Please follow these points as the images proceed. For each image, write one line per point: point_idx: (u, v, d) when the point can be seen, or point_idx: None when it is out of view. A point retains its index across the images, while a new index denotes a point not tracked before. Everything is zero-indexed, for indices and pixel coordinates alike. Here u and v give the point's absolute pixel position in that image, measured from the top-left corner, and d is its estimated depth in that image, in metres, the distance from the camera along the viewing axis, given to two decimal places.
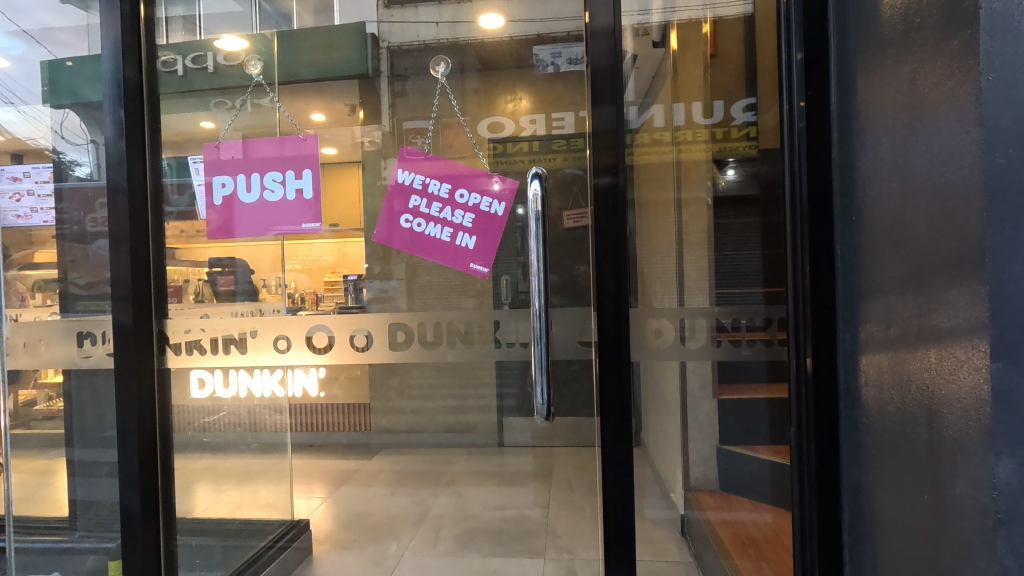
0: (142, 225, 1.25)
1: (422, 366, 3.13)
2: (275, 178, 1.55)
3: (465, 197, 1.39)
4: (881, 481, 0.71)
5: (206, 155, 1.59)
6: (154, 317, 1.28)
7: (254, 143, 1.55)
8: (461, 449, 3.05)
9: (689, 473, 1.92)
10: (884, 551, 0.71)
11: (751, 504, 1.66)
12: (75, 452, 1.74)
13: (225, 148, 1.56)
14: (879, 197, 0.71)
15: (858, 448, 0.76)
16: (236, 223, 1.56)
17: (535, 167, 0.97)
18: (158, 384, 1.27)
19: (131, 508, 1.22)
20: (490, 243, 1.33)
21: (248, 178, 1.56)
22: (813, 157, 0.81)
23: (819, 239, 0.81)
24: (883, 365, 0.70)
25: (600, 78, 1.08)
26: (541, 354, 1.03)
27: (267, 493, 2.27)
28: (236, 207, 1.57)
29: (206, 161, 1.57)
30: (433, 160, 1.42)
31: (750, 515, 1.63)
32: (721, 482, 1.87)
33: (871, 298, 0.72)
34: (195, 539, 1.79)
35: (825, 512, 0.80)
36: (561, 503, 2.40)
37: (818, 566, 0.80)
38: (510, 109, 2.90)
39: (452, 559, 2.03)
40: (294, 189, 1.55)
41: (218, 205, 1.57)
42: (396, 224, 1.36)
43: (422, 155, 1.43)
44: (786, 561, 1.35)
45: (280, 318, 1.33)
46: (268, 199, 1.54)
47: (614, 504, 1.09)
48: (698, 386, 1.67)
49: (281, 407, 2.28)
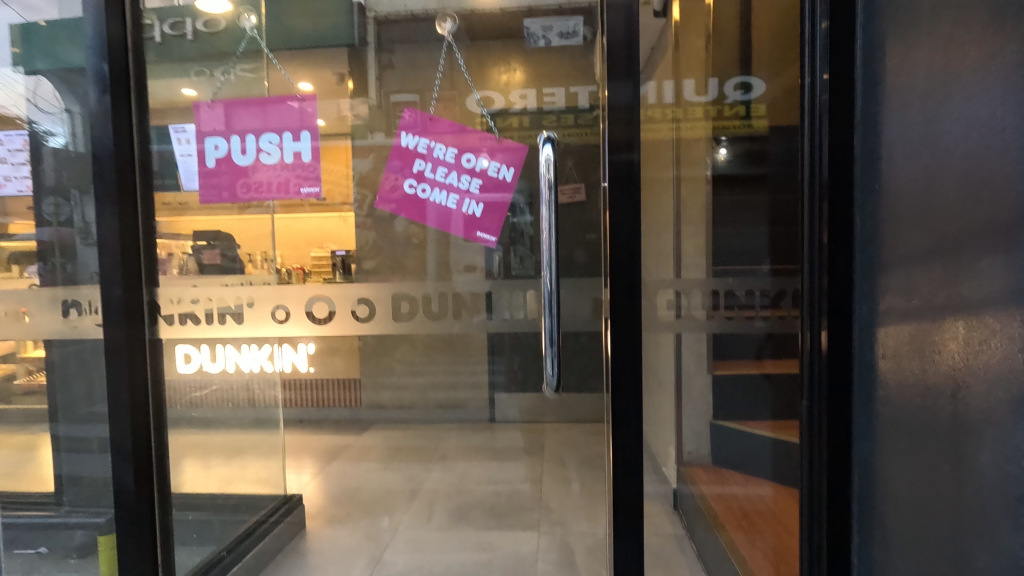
0: (130, 193, 1.20)
1: (412, 342, 3.11)
2: (271, 140, 1.49)
3: (471, 161, 1.33)
4: (896, 454, 0.70)
5: (195, 116, 1.50)
6: (144, 286, 1.22)
7: (248, 104, 1.49)
8: (452, 424, 3.05)
9: (682, 448, 1.94)
10: (896, 523, 0.71)
11: (749, 480, 1.71)
12: (60, 428, 1.69)
13: (208, 112, 1.50)
14: (904, 166, 0.70)
15: (871, 422, 0.75)
16: (231, 187, 1.52)
17: (547, 129, 0.93)
18: (150, 355, 1.23)
19: (124, 482, 1.19)
20: (499, 213, 1.31)
21: (243, 140, 1.49)
22: (841, 124, 0.78)
23: (838, 211, 0.78)
24: (903, 337, 0.69)
25: (616, 50, 1.04)
26: (551, 327, 1.02)
27: (257, 468, 2.24)
28: (231, 170, 1.52)
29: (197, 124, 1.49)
30: (438, 125, 1.39)
31: (746, 490, 1.69)
32: (714, 456, 1.90)
33: (891, 270, 0.71)
34: (188, 513, 1.77)
35: (835, 486, 0.79)
36: (553, 478, 2.41)
37: (826, 538, 0.80)
38: (502, 79, 2.76)
39: (447, 532, 2.04)
40: (291, 151, 1.51)
41: (211, 168, 1.52)
42: (397, 187, 1.34)
43: (427, 121, 1.39)
44: (776, 532, 1.40)
45: (278, 287, 1.29)
46: (264, 161, 1.49)
47: (622, 480, 1.09)
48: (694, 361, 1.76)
49: (274, 381, 2.27)
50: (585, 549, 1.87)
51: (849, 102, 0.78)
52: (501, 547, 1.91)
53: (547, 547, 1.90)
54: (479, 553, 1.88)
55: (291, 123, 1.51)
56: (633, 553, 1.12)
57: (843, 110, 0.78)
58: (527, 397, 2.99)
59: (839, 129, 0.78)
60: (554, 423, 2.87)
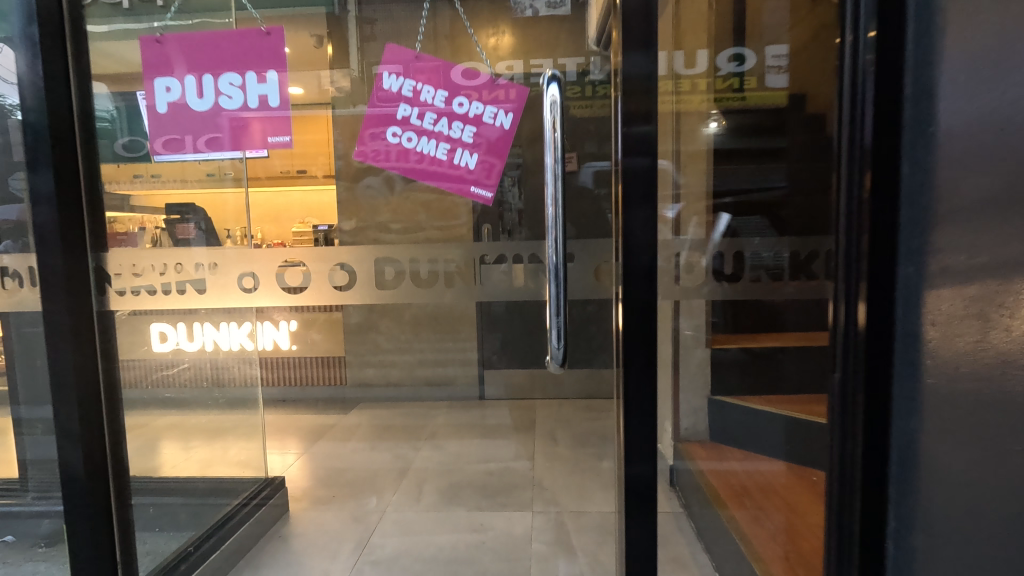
0: (69, 155, 1.07)
1: (399, 319, 3.00)
2: (234, 82, 1.27)
3: (464, 107, 1.24)
4: (945, 429, 0.64)
5: (143, 51, 1.26)
6: (90, 250, 1.12)
7: (208, 36, 1.25)
8: (441, 402, 2.96)
9: (680, 425, 1.89)
10: (941, 503, 0.65)
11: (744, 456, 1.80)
12: (21, 410, 1.58)
13: (156, 48, 1.26)
14: (961, 109, 0.62)
15: (914, 395, 0.68)
16: (186, 137, 1.30)
17: (547, 70, 0.86)
18: (100, 328, 1.12)
19: (76, 471, 1.09)
20: (492, 165, 1.24)
21: (200, 81, 1.27)
22: (888, 74, 0.69)
23: (881, 163, 0.69)
24: (962, 300, 0.61)
25: (632, 13, 0.94)
26: (556, 298, 0.93)
27: (238, 451, 2.11)
28: (187, 117, 1.29)
29: (144, 60, 1.25)
30: (423, 64, 1.28)
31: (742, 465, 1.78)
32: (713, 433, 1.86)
33: (947, 225, 0.63)
34: (159, 498, 1.67)
35: (870, 466, 0.72)
36: (546, 455, 2.35)
37: (859, 523, 0.73)
38: (491, 42, 2.61)
39: (438, 513, 1.96)
40: (256, 96, 1.28)
41: (162, 114, 1.28)
42: (387, 141, 1.25)
43: (411, 59, 1.28)
44: (784, 503, 1.50)
45: (247, 252, 1.16)
46: (225, 107, 1.28)
47: (632, 462, 1.02)
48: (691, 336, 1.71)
49: (251, 359, 2.13)
50: (581, 527, 1.82)
51: (898, 51, 0.69)
52: (494, 527, 1.85)
53: (542, 526, 1.84)
54: (471, 534, 1.81)
55: (255, 60, 1.27)
56: (640, 535, 1.06)
57: (892, 61, 0.69)
58: (517, 373, 2.92)
59: (887, 80, 0.69)
60: (544, 400, 2.80)
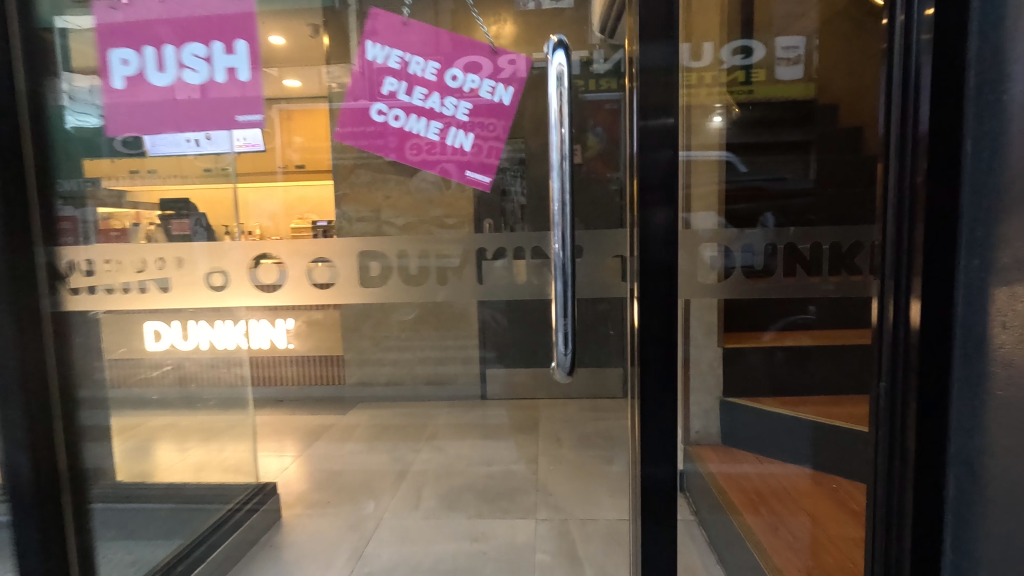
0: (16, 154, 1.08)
1: (399, 316, 2.92)
2: (197, 53, 1.29)
3: (455, 81, 1.39)
4: (1013, 438, 0.60)
5: (95, 16, 1.23)
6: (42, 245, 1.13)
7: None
8: (442, 401, 2.87)
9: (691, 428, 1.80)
10: (1007, 517, 0.61)
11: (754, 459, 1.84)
12: None
13: (114, 12, 1.24)
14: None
15: (976, 402, 0.63)
16: (150, 116, 1.31)
17: (558, 33, 0.81)
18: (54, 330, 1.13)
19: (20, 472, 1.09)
20: (490, 146, 1.48)
21: (161, 52, 1.27)
22: (946, 51, 0.64)
23: (938, 149, 0.65)
24: None
25: None
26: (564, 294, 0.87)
27: (229, 454, 2.05)
28: (148, 89, 1.29)
29: (99, 29, 1.23)
30: (414, 35, 1.42)
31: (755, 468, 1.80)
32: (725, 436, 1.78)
33: (1017, 213, 0.59)
34: (142, 507, 1.59)
35: (921, 479, 0.68)
36: (551, 457, 2.27)
37: (909, 538, 0.69)
38: (492, 31, 2.47)
39: (436, 520, 1.88)
40: (223, 67, 1.31)
41: (119, 89, 1.28)
42: (384, 129, 1.48)
43: (404, 29, 1.42)
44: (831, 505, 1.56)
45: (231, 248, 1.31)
46: (189, 79, 1.29)
47: None
48: (703, 335, 1.63)
49: (240, 359, 2.06)
50: (588, 536, 1.74)
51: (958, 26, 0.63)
52: (495, 536, 1.77)
53: (546, 535, 1.76)
54: (471, 543, 1.73)
55: (223, 28, 1.30)
56: None
57: (950, 36, 0.63)
58: (520, 372, 2.83)
59: (945, 59, 0.64)
60: (548, 399, 2.72)
